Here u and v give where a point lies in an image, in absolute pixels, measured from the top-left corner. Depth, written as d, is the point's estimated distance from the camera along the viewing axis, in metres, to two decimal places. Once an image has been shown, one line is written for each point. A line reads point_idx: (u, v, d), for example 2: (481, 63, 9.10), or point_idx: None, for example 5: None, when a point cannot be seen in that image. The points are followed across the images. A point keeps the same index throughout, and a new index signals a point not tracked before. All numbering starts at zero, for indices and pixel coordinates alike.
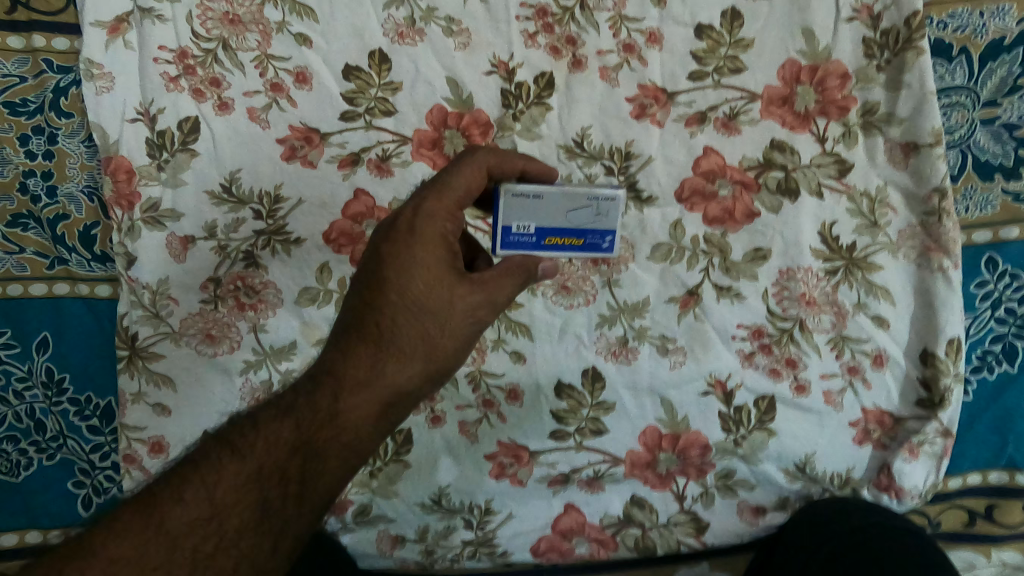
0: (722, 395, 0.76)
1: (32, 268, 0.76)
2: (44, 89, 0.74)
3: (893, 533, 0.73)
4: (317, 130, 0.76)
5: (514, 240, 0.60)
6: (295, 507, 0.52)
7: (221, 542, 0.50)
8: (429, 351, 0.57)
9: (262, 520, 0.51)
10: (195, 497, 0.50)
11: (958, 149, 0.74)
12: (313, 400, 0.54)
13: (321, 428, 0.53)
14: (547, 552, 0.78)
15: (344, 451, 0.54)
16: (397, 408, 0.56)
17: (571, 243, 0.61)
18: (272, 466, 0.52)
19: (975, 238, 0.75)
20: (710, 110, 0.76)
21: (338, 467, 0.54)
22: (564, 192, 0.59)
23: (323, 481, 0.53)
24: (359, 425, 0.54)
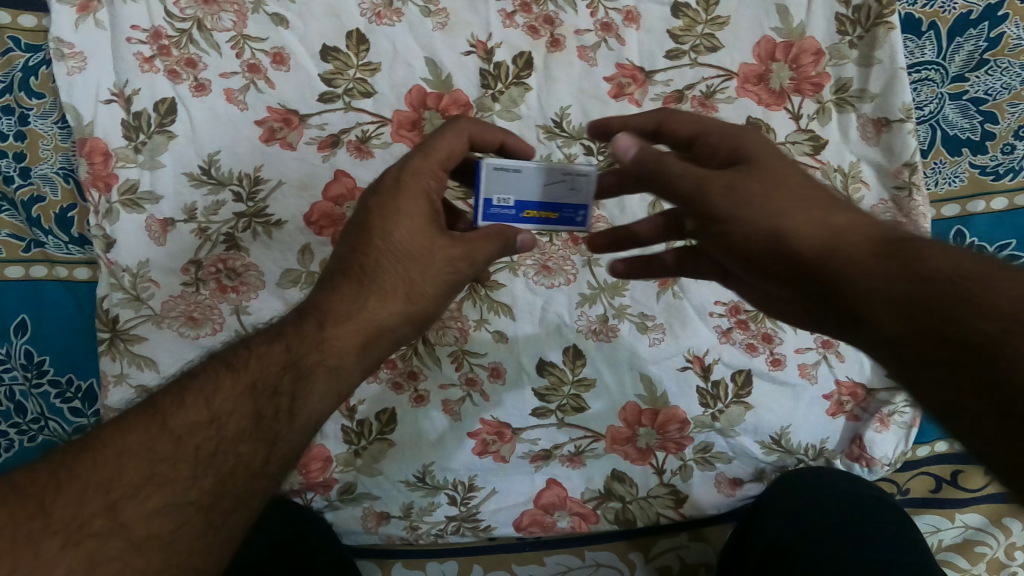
0: (700, 371, 0.78)
1: (7, 250, 0.76)
2: (12, 67, 0.75)
3: (864, 499, 0.77)
4: (296, 112, 0.76)
5: (494, 213, 0.61)
6: (286, 423, 0.50)
7: (220, 444, 0.47)
8: (410, 291, 0.57)
9: (258, 428, 0.49)
10: (196, 403, 0.48)
11: (928, 124, 0.76)
12: (301, 329, 0.54)
13: (310, 350, 0.53)
14: (529, 527, 0.78)
15: (332, 376, 0.53)
16: (381, 341, 0.56)
17: (548, 217, 0.62)
18: (265, 379, 0.51)
19: (944, 212, 0.76)
20: (688, 89, 0.77)
21: (327, 392, 0.53)
22: (542, 166, 0.60)
23: (311, 401, 0.52)
24: (344, 353, 0.54)
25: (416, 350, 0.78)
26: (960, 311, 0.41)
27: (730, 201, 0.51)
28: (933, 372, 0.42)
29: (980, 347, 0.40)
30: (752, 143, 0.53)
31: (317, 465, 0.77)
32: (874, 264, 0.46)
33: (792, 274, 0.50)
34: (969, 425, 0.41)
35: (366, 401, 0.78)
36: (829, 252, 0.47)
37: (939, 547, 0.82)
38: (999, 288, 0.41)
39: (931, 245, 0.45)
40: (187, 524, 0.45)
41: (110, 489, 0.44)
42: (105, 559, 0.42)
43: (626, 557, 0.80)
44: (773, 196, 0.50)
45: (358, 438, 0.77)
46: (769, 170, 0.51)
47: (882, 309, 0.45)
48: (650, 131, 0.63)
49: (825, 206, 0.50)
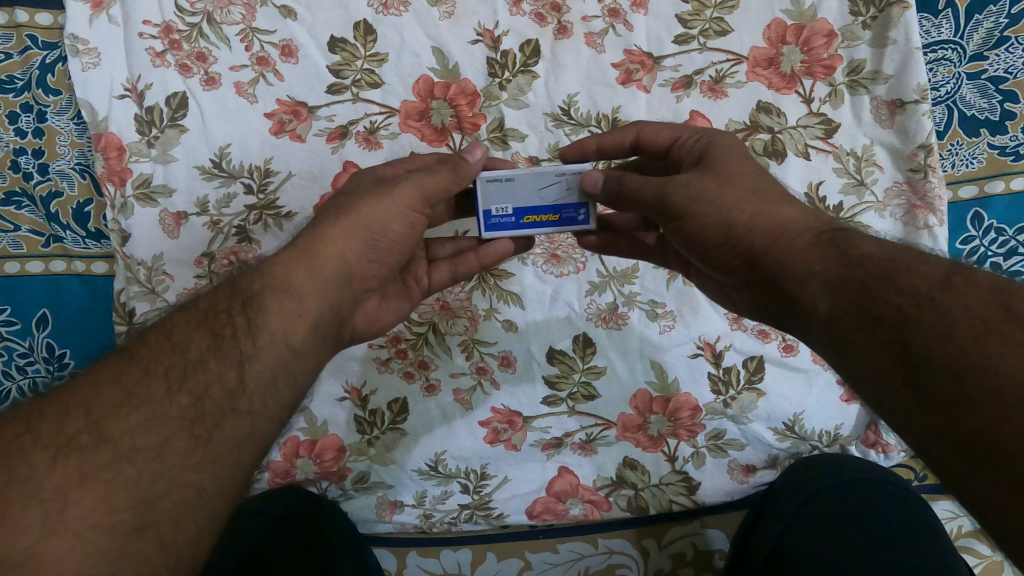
0: (711, 357, 0.78)
1: (27, 246, 0.77)
2: (30, 65, 0.76)
3: (879, 486, 0.75)
4: (305, 103, 0.77)
5: (494, 222, 0.64)
6: (247, 340, 0.50)
7: (187, 366, 0.48)
8: (370, 225, 0.59)
9: (219, 349, 0.49)
10: (158, 339, 0.49)
11: (944, 105, 0.75)
12: (252, 272, 0.55)
13: (255, 279, 0.54)
14: (542, 514, 0.78)
15: (287, 301, 0.53)
16: (333, 265, 0.57)
17: (548, 219, 0.64)
18: (214, 310, 0.51)
19: (961, 194, 0.75)
20: (697, 74, 0.77)
21: (287, 314, 0.52)
22: (532, 173, 0.63)
23: (268, 320, 0.51)
24: (292, 275, 0.54)
25: (426, 339, 0.79)
26: (880, 288, 0.47)
27: (685, 198, 0.56)
28: (862, 342, 0.47)
29: (901, 320, 0.45)
30: (713, 148, 0.59)
31: (330, 455, 0.78)
32: (815, 250, 0.51)
33: (741, 263, 0.55)
34: (881, 389, 0.45)
35: (378, 390, 0.78)
36: (772, 243, 0.53)
37: (958, 533, 0.81)
38: (915, 271, 0.48)
39: (860, 236, 0.52)
40: (172, 439, 0.44)
41: (90, 411, 0.44)
42: (95, 469, 0.41)
43: (639, 543, 0.80)
44: (726, 192, 0.55)
45: (370, 428, 0.78)
46: (722, 169, 0.57)
47: (817, 289, 0.50)
48: (628, 147, 0.67)
49: (769, 200, 0.55)
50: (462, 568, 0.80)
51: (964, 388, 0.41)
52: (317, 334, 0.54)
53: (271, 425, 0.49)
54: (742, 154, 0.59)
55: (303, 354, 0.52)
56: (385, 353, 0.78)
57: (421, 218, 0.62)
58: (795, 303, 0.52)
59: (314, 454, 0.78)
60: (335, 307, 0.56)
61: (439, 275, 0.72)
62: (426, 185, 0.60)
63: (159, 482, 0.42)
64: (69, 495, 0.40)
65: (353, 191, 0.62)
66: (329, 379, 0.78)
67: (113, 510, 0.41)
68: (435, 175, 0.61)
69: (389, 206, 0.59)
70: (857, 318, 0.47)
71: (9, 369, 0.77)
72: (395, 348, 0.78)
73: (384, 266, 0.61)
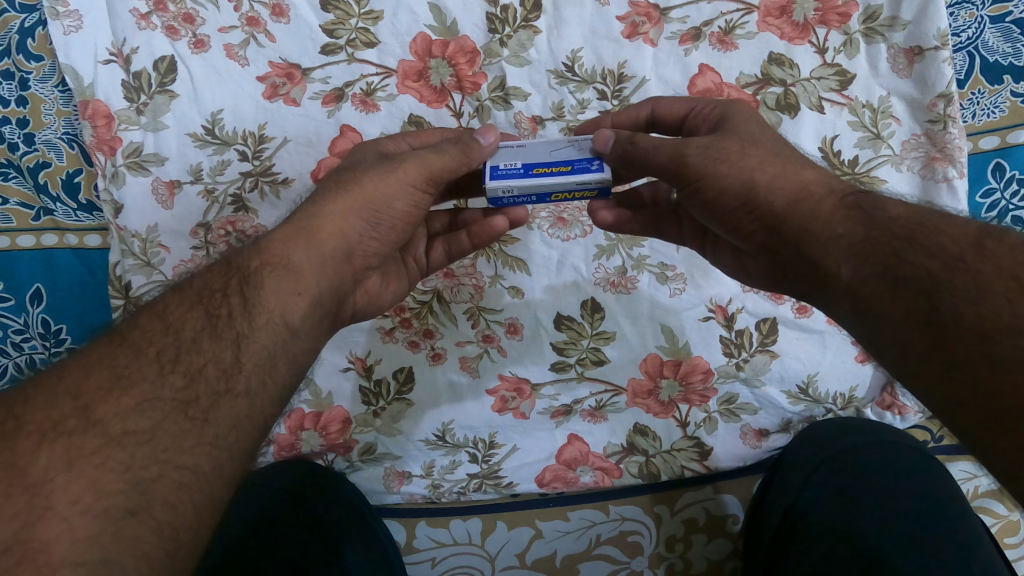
0: (723, 320, 0.76)
1: (16, 220, 0.74)
2: (9, 30, 0.73)
3: (885, 454, 0.73)
4: (298, 65, 0.74)
5: (502, 173, 0.59)
6: (243, 320, 0.48)
7: (181, 347, 0.46)
8: (370, 203, 0.56)
9: (215, 329, 0.47)
10: (150, 322, 0.47)
11: (966, 51, 0.72)
12: (242, 253, 0.53)
13: (251, 256, 0.52)
14: (552, 482, 0.77)
15: (284, 280, 0.51)
16: (331, 242, 0.54)
17: (558, 170, 0.58)
18: (209, 289, 0.49)
19: (982, 144, 0.72)
20: (706, 26, 0.74)
21: (282, 295, 0.50)
22: (544, 142, 0.62)
23: (266, 298, 0.49)
24: (291, 252, 0.52)
25: (431, 307, 0.77)
26: (908, 252, 0.45)
27: (705, 158, 0.53)
28: (885, 305, 0.45)
29: (928, 283, 0.43)
30: (733, 115, 0.57)
31: (336, 427, 0.77)
32: (838, 214, 0.49)
33: (761, 228, 0.53)
34: (906, 353, 0.44)
35: (383, 360, 0.77)
36: (795, 207, 0.51)
37: (975, 495, 0.79)
38: (943, 233, 0.46)
39: (886, 200, 0.50)
40: (165, 422, 0.42)
41: (78, 394, 0.42)
42: (85, 454, 0.40)
43: (651, 510, 0.79)
44: (749, 153, 0.53)
45: (375, 398, 0.77)
46: (744, 131, 0.55)
47: (839, 253, 0.48)
48: (644, 122, 0.65)
49: (793, 162, 0.53)
50: (472, 538, 0.79)
51: (994, 352, 0.40)
52: (315, 311, 0.52)
53: (270, 405, 0.47)
54: (763, 122, 0.57)
55: (301, 333, 0.50)
56: (390, 323, 0.77)
57: (422, 197, 0.59)
58: (814, 268, 0.50)
59: (319, 427, 0.77)
60: (335, 286, 0.54)
61: (436, 254, 0.70)
62: (431, 164, 0.58)
63: (152, 466, 0.41)
64: (57, 479, 0.39)
65: (357, 166, 0.59)
66: (332, 350, 0.76)
67: (105, 495, 0.39)
68: (442, 156, 0.58)
69: (389, 183, 0.57)
70: (881, 284, 0.45)
71: (4, 346, 0.75)
72: (400, 317, 0.77)
73: (384, 244, 0.58)
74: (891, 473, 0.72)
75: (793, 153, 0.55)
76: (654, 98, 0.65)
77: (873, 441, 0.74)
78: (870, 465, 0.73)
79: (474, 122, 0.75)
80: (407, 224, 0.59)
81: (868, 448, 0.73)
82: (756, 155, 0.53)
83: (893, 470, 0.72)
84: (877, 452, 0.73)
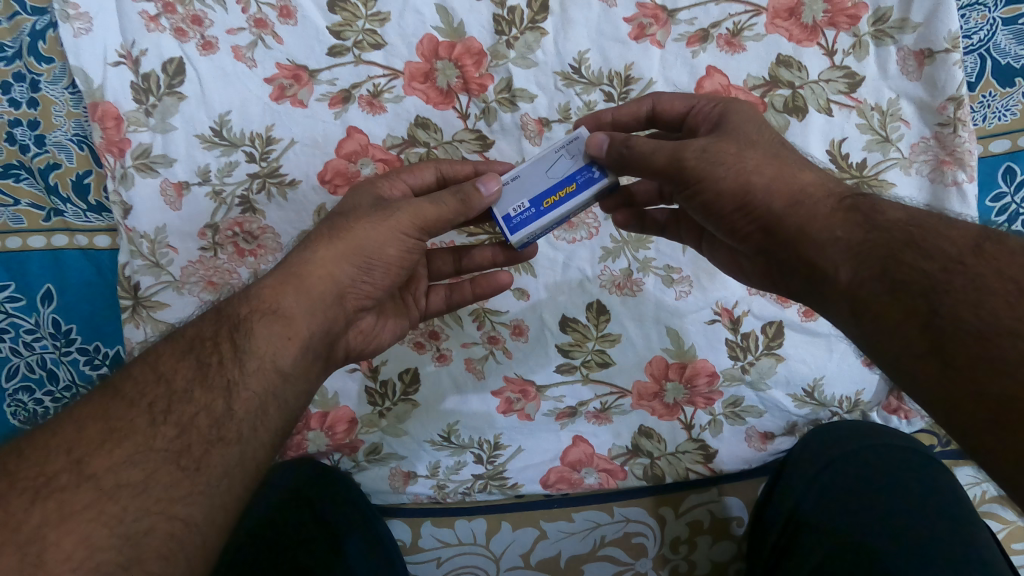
0: (729, 323, 0.76)
1: (28, 220, 0.75)
2: (20, 33, 0.73)
3: (895, 454, 0.73)
4: (306, 67, 0.74)
5: (518, 222, 0.59)
6: (234, 368, 0.49)
7: (173, 398, 0.47)
8: (360, 248, 0.56)
9: (206, 379, 0.48)
10: (144, 371, 0.48)
11: (977, 54, 0.71)
12: (233, 300, 0.53)
13: (243, 303, 0.52)
14: (557, 483, 0.78)
15: (274, 328, 0.51)
16: (323, 285, 0.55)
17: (567, 192, 0.59)
18: (201, 337, 0.50)
19: (992, 148, 0.71)
20: (713, 28, 0.73)
21: (271, 345, 0.50)
22: (534, 161, 0.60)
23: (257, 346, 0.50)
24: (282, 297, 0.53)
25: None
26: (906, 254, 0.45)
27: (705, 162, 0.53)
28: (884, 309, 0.45)
29: (926, 285, 0.43)
30: (732, 114, 0.57)
31: (342, 427, 0.77)
32: (836, 217, 0.49)
33: (758, 231, 0.52)
34: (906, 356, 0.43)
35: (389, 361, 0.77)
36: (793, 209, 0.50)
37: (982, 499, 0.79)
38: (943, 235, 0.46)
39: (886, 203, 0.50)
40: (158, 471, 0.43)
41: (71, 449, 0.43)
42: (77, 510, 0.41)
43: (656, 511, 0.79)
44: (747, 155, 0.53)
45: (381, 399, 0.77)
46: (742, 134, 0.55)
47: (839, 257, 0.48)
48: (645, 117, 0.65)
49: (791, 165, 0.53)
50: (477, 538, 0.80)
51: (991, 357, 0.40)
52: (307, 355, 0.53)
53: (261, 452, 0.48)
54: (761, 122, 0.57)
55: (293, 377, 0.51)
56: None
57: (416, 242, 0.59)
58: (812, 269, 0.49)
59: (325, 427, 0.77)
60: (327, 327, 0.55)
61: (436, 300, 0.71)
62: (427, 215, 0.57)
63: (144, 517, 0.42)
64: (50, 535, 0.40)
65: (349, 213, 0.59)
66: None
67: (97, 550, 0.40)
68: (438, 205, 0.57)
69: (382, 230, 0.57)
70: (879, 285, 0.45)
71: (16, 345, 0.76)
72: None
73: (378, 287, 0.59)
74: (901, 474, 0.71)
75: (791, 155, 0.55)
76: (654, 93, 0.65)
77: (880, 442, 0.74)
78: (877, 464, 0.72)
79: (480, 124, 0.75)
80: (401, 268, 0.59)
81: (876, 447, 0.73)
82: (753, 159, 0.53)
83: (903, 472, 0.71)
84: (886, 451, 0.73)
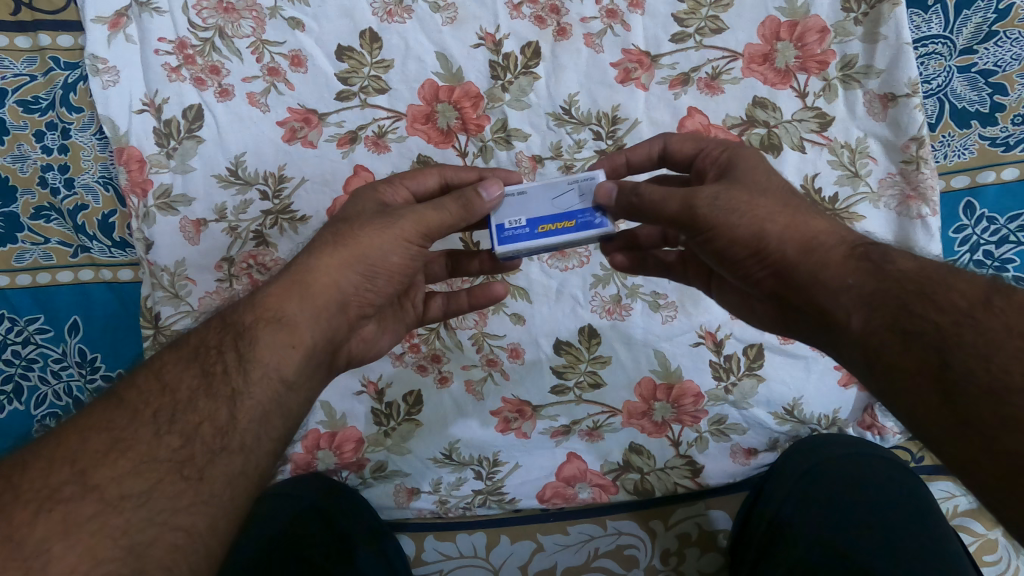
0: (713, 346, 0.80)
1: (57, 257, 0.80)
2: (54, 86, 0.79)
3: (883, 468, 0.77)
4: (315, 111, 0.80)
5: (509, 235, 0.63)
6: (238, 375, 0.51)
7: (178, 406, 0.49)
8: (361, 256, 0.59)
9: (211, 387, 0.50)
10: (148, 380, 0.50)
11: (936, 98, 0.77)
12: (237, 307, 0.56)
13: (246, 311, 0.55)
14: (552, 498, 0.82)
15: (277, 334, 0.54)
16: (326, 293, 0.58)
17: (564, 226, 0.62)
18: (205, 345, 0.52)
19: (953, 183, 0.78)
20: (693, 72, 0.79)
21: (274, 351, 0.53)
22: (544, 185, 0.64)
23: (261, 353, 0.53)
24: (285, 305, 0.56)
25: (439, 333, 0.82)
26: (917, 304, 0.49)
27: (717, 210, 0.56)
28: (897, 359, 0.48)
29: (938, 337, 0.46)
30: (739, 161, 0.61)
31: (350, 446, 0.83)
32: (847, 264, 0.53)
33: (771, 276, 0.56)
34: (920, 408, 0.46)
35: (393, 383, 0.82)
36: (805, 255, 0.54)
37: (954, 513, 0.84)
38: (953, 289, 0.49)
39: (895, 251, 0.53)
40: (162, 482, 0.45)
41: (75, 460, 0.44)
42: (81, 521, 0.42)
43: (646, 525, 0.84)
44: (758, 204, 0.57)
45: (387, 419, 0.82)
46: (751, 180, 0.59)
47: (850, 304, 0.51)
48: (656, 156, 0.69)
49: (802, 212, 0.57)
50: (477, 550, 0.84)
51: (1004, 409, 0.42)
52: (310, 363, 0.56)
53: (264, 458, 0.50)
54: (769, 169, 0.60)
55: (295, 386, 0.54)
56: (400, 348, 0.82)
57: (418, 249, 0.62)
58: (825, 315, 0.53)
59: (334, 447, 0.82)
60: (328, 335, 0.58)
61: (434, 307, 0.76)
62: (430, 220, 0.61)
63: (148, 529, 0.43)
64: (53, 548, 0.41)
65: (352, 217, 0.62)
66: (346, 374, 0.82)
67: (101, 561, 0.41)
68: (441, 211, 0.61)
69: (385, 236, 0.60)
70: (891, 335, 0.49)
71: (44, 373, 0.81)
72: (408, 342, 0.82)
73: (380, 294, 0.62)
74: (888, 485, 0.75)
75: (798, 200, 0.58)
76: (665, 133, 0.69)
77: (867, 456, 0.78)
78: (868, 476, 0.76)
79: (477, 161, 0.80)
80: (402, 274, 0.62)
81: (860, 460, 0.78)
82: (763, 207, 0.56)
83: (891, 482, 0.76)
84: (872, 465, 0.77)
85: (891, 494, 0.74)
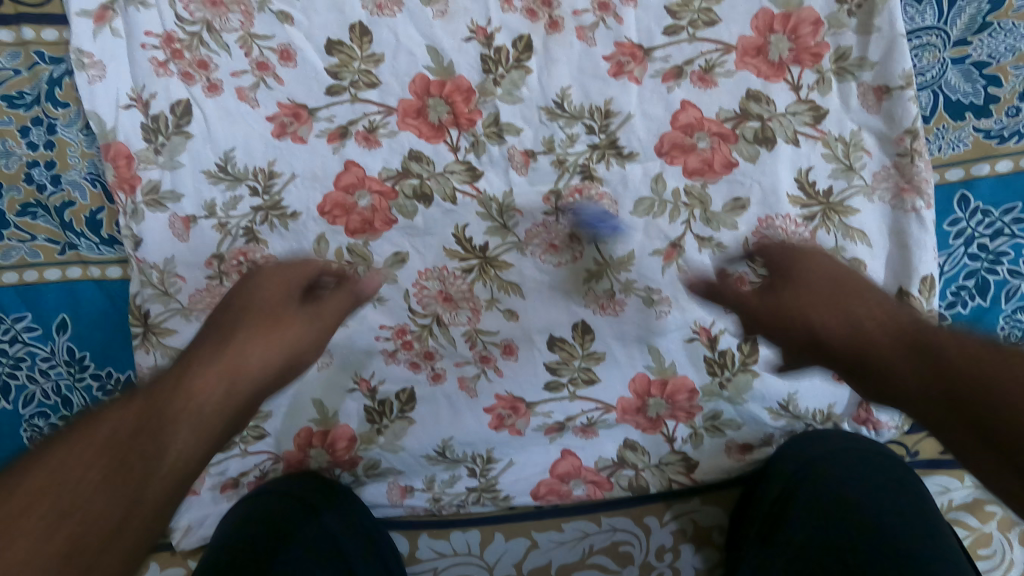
0: (707, 341, 0.80)
1: (44, 255, 0.80)
2: (38, 80, 0.77)
3: (880, 458, 0.77)
4: (305, 105, 0.79)
5: None
6: (171, 404, 0.52)
7: (109, 438, 0.48)
8: (279, 337, 0.62)
9: (143, 422, 0.50)
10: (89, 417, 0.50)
11: (930, 90, 0.76)
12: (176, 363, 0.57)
13: (173, 366, 0.56)
14: (546, 495, 0.82)
15: (205, 377, 0.55)
16: (256, 361, 0.59)
17: None
18: (154, 386, 0.53)
19: (948, 176, 0.78)
20: (687, 64, 0.78)
21: (209, 394, 0.54)
22: None
23: (193, 392, 0.53)
24: (209, 362, 0.56)
25: (431, 330, 0.81)
26: (929, 347, 0.53)
27: (800, 273, 0.65)
28: (929, 408, 0.52)
29: (946, 368, 0.51)
30: (799, 267, 0.66)
31: (342, 444, 0.82)
32: (885, 317, 0.58)
33: (805, 340, 0.61)
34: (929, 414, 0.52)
35: (386, 381, 0.82)
36: (849, 330, 0.58)
37: (949, 507, 0.84)
38: (956, 338, 0.54)
39: (870, 311, 0.59)
40: (74, 500, 0.44)
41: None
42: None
43: (641, 521, 0.84)
44: (802, 293, 0.63)
45: (380, 417, 0.82)
46: (803, 284, 0.64)
47: (890, 350, 0.55)
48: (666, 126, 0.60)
49: (843, 300, 0.60)
50: (471, 547, 0.84)
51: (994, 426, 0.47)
52: (232, 402, 0.55)
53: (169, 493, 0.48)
54: (820, 265, 0.65)
55: (218, 422, 0.54)
56: (392, 345, 0.81)
57: (318, 337, 0.67)
58: (861, 359, 0.57)
59: (326, 444, 0.82)
60: (262, 393, 0.59)
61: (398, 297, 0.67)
62: (326, 311, 0.69)
63: (52, 538, 0.42)
64: None
65: (259, 301, 0.65)
66: (338, 372, 0.82)
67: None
68: (334, 301, 0.71)
69: (300, 329, 0.65)
70: (914, 370, 0.53)
71: (33, 372, 0.80)
72: (401, 340, 0.81)
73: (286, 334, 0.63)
74: (886, 474, 0.75)
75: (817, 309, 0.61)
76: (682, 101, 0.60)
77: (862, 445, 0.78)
78: (864, 466, 0.76)
79: (469, 156, 0.80)
80: (312, 346, 0.66)
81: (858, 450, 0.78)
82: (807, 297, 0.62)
83: (886, 471, 0.76)
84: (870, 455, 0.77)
85: (889, 482, 0.74)
